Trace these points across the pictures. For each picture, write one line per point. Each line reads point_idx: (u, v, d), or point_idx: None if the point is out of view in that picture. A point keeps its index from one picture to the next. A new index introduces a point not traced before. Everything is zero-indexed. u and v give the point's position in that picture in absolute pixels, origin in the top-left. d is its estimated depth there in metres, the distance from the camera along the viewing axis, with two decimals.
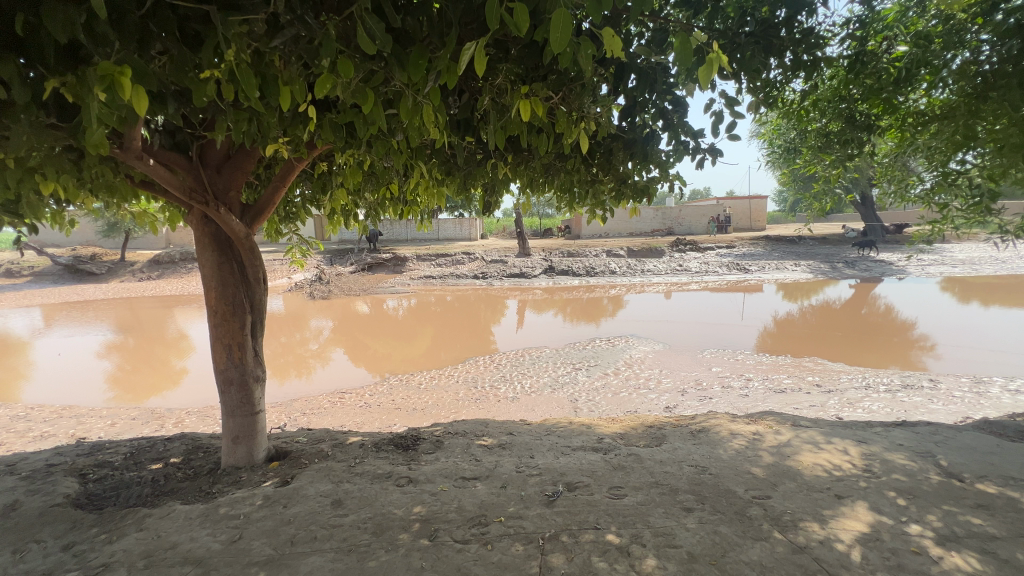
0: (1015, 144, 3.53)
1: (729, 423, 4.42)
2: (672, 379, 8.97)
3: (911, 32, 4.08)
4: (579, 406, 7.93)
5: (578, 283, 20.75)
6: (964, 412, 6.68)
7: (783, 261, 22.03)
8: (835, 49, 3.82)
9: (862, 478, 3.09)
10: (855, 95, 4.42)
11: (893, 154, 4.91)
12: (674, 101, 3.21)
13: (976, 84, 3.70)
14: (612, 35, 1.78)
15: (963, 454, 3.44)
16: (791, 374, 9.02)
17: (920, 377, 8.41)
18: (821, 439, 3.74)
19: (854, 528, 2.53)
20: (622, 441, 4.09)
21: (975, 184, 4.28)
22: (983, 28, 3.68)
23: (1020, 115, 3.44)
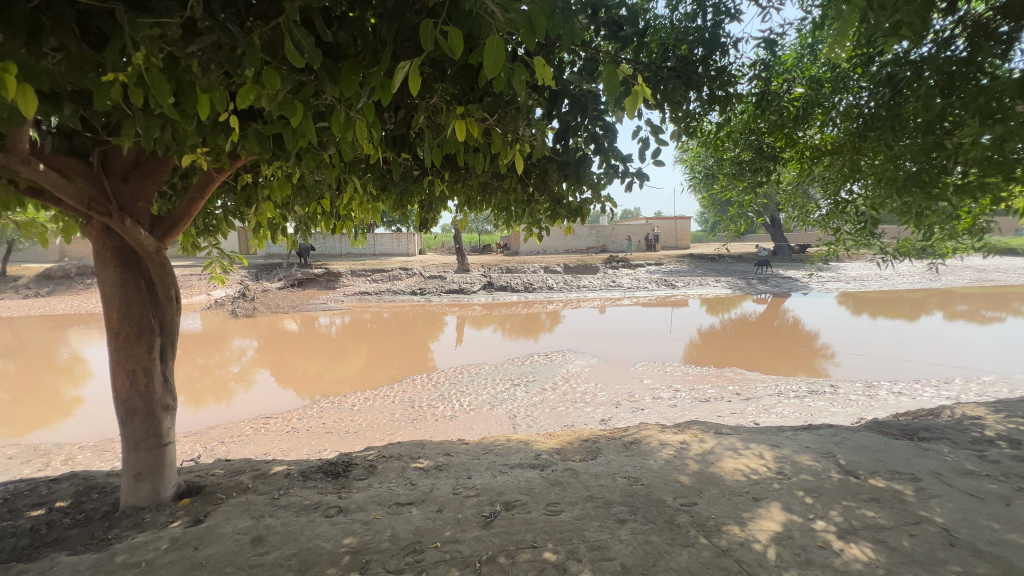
0: (891, 179, 4.09)
1: (659, 433, 4.62)
2: (607, 393, 9.24)
3: (806, 76, 4.64)
4: (517, 422, 7.94)
5: (516, 299, 20.96)
6: (859, 414, 7.46)
7: (706, 278, 23.65)
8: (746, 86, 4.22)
9: (775, 480, 3.33)
10: (764, 128, 4.89)
11: (795, 183, 5.48)
12: (605, 127, 3.38)
13: (858, 124, 4.29)
14: (543, 64, 1.85)
15: (858, 452, 3.83)
16: (714, 384, 9.62)
17: (822, 383, 9.29)
18: (740, 445, 4.02)
19: (769, 528, 2.72)
20: (558, 456, 4.14)
21: (860, 212, 4.87)
22: (862, 77, 4.29)
23: (893, 153, 3.98)
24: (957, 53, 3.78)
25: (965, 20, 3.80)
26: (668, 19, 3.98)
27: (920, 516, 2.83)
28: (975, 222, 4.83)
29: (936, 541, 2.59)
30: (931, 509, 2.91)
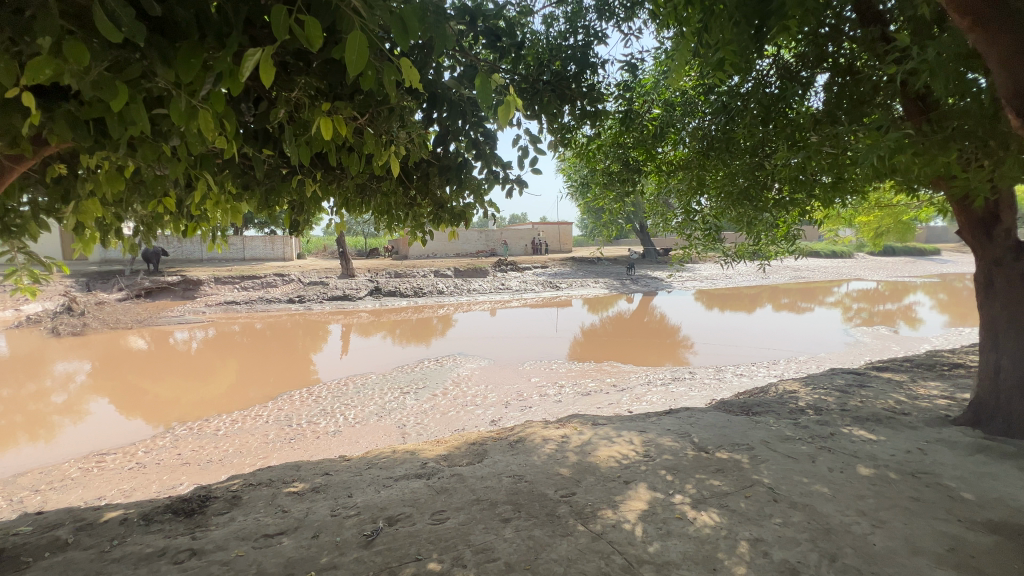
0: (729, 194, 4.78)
1: (542, 429, 4.82)
2: (497, 394, 9.40)
3: (662, 99, 5.22)
4: (407, 431, 7.71)
5: (406, 304, 20.37)
6: (710, 395, 8.59)
7: (586, 279, 25.37)
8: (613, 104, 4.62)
9: (642, 463, 3.68)
10: (630, 143, 5.41)
11: (655, 194, 6.13)
12: (485, 133, 3.44)
13: (703, 144, 4.95)
14: (411, 67, 1.81)
15: (707, 430, 4.39)
16: (594, 378, 10.35)
17: (682, 371, 10.51)
18: (614, 434, 4.36)
19: (637, 508, 2.99)
20: (445, 463, 4.10)
21: (705, 220, 5.61)
22: (704, 104, 4.96)
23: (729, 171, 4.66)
24: (772, 89, 4.57)
25: (779, 63, 4.59)
26: (543, 36, 4.19)
27: (753, 479, 3.33)
28: (789, 230, 5.85)
29: (764, 499, 3.07)
30: (761, 472, 3.45)
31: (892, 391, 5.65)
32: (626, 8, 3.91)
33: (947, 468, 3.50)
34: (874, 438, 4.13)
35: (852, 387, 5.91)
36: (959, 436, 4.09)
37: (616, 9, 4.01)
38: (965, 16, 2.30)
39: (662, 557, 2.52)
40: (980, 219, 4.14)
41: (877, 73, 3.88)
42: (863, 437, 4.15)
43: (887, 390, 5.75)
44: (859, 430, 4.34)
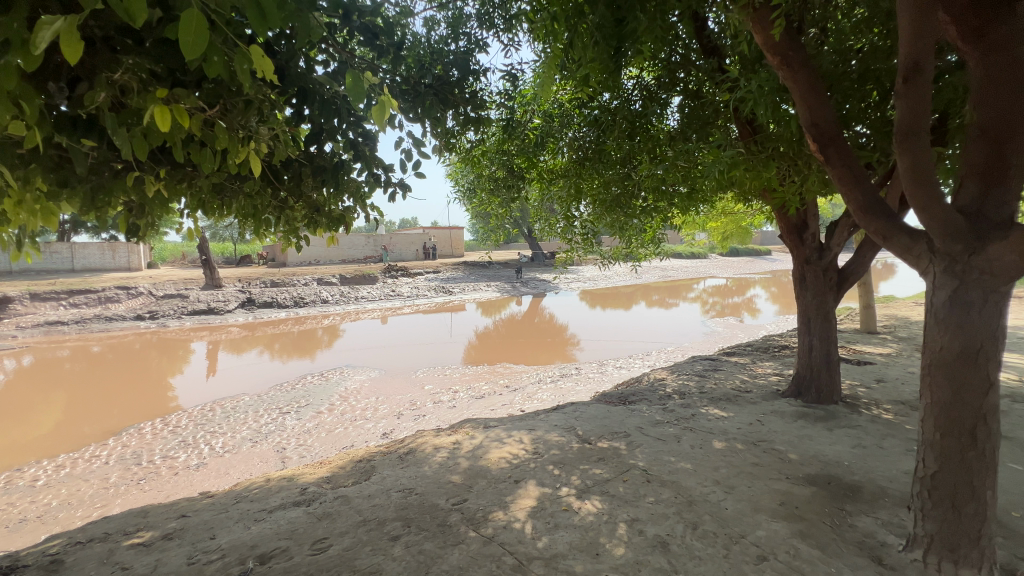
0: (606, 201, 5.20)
1: (434, 438, 4.72)
2: (389, 405, 9.02)
3: (542, 110, 5.48)
4: (287, 455, 7.04)
5: (285, 315, 18.64)
6: (595, 388, 9.20)
7: (479, 283, 25.60)
8: (496, 111, 4.72)
9: (531, 460, 3.79)
10: (513, 150, 5.57)
11: (538, 200, 6.39)
12: (364, 134, 3.28)
13: (581, 154, 5.29)
14: (264, 56, 1.63)
15: (590, 422, 4.68)
16: (488, 380, 10.45)
17: (570, 367, 11.10)
18: (505, 435, 4.44)
19: (526, 506, 3.06)
20: (329, 485, 3.81)
21: (583, 226, 5.97)
22: (580, 117, 5.31)
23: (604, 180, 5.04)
24: (636, 107, 5.04)
25: (641, 84, 5.09)
26: (424, 39, 4.13)
27: (630, 464, 3.63)
28: (656, 234, 6.50)
29: (639, 481, 3.35)
30: (636, 456, 3.76)
31: (738, 372, 6.58)
32: (504, 19, 4.02)
33: (779, 435, 4.16)
34: (726, 415, 4.76)
35: (709, 371, 6.77)
36: (786, 407, 4.89)
37: (496, 19, 4.11)
38: (774, 55, 2.76)
39: (550, 551, 2.61)
40: (794, 225, 4.99)
41: (717, 98, 4.49)
42: (717, 415, 4.76)
43: (734, 371, 6.68)
44: (714, 409, 4.97)
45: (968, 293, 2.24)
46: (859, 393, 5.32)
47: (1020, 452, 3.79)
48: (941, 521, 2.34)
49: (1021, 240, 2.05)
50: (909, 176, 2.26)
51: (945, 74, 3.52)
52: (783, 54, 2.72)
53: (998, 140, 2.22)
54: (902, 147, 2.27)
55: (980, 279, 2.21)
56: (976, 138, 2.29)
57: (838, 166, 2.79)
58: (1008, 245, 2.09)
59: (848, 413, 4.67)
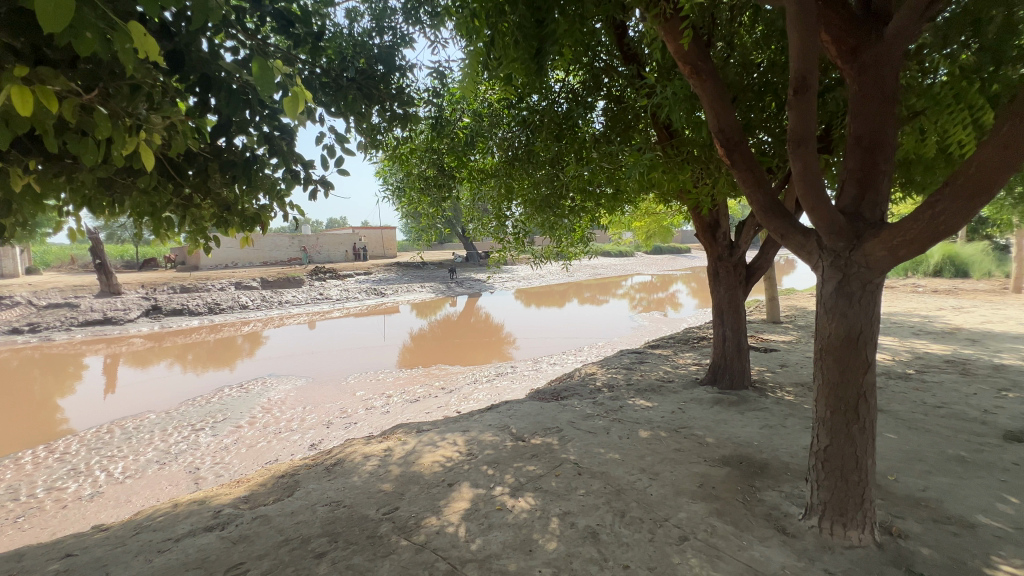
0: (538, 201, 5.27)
1: (364, 446, 4.54)
2: (317, 414, 8.56)
3: (472, 109, 5.48)
4: (201, 476, 6.45)
5: (197, 323, 17.09)
6: (530, 385, 9.32)
7: (412, 284, 25.04)
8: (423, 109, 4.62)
9: (465, 462, 3.76)
10: (443, 149, 5.50)
11: (470, 200, 6.35)
12: (280, 128, 3.06)
13: (510, 154, 5.32)
14: (147, 35, 1.45)
15: (524, 419, 4.73)
16: (423, 383, 10.24)
17: (505, 365, 11.18)
18: (438, 438, 4.37)
19: (460, 509, 3.03)
20: (247, 505, 3.53)
21: (515, 226, 6.02)
22: (509, 117, 5.34)
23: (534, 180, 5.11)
24: (562, 109, 5.17)
25: (567, 87, 5.22)
26: (347, 32, 3.97)
27: (562, 458, 3.71)
28: (584, 234, 6.69)
29: (571, 474, 3.43)
30: (568, 450, 3.85)
31: (661, 364, 6.97)
32: (430, 15, 3.94)
33: (697, 421, 4.45)
34: (650, 405, 5.01)
35: (635, 364, 7.10)
36: (704, 394, 5.24)
37: (422, 15, 4.02)
38: (685, 64, 2.93)
39: (484, 552, 2.59)
40: (708, 224, 5.35)
41: (637, 104, 4.74)
42: (642, 405, 5.00)
43: (658, 363, 7.07)
44: (640, 399, 5.22)
45: (850, 284, 2.51)
46: (765, 378, 5.82)
47: (894, 423, 4.33)
48: (832, 489, 2.62)
49: (889, 237, 2.33)
50: (800, 179, 2.49)
51: (828, 90, 3.95)
52: (693, 64, 2.89)
53: (870, 149, 2.50)
54: (794, 153, 2.50)
55: (859, 272, 2.48)
56: (853, 147, 2.57)
57: (742, 169, 3.01)
58: (880, 241, 2.37)
59: (757, 396, 5.10)
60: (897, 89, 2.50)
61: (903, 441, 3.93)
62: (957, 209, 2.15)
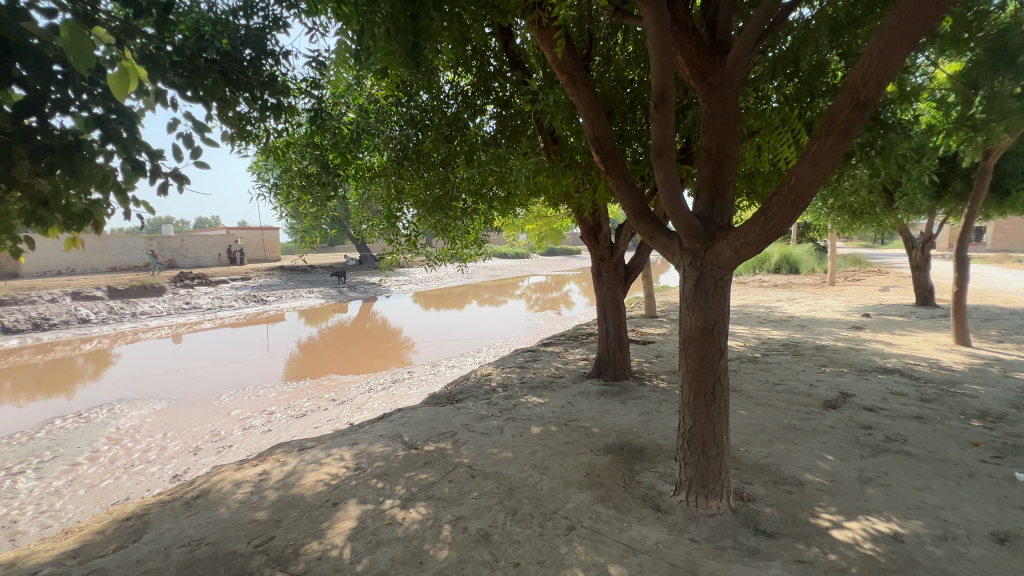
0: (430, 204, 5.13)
1: (235, 472, 4.05)
2: (181, 441, 7.46)
3: (356, 103, 5.19)
4: (18, 531, 5.24)
5: (15, 342, 13.95)
6: (428, 390, 9.10)
7: (299, 289, 23.12)
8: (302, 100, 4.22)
9: (353, 478, 3.53)
10: (326, 144, 5.12)
11: (358, 199, 5.97)
12: (116, 108, 2.14)
13: (398, 151, 5.09)
14: None
15: (418, 426, 4.59)
16: (311, 396, 9.46)
17: (402, 371, 10.82)
18: (323, 455, 4.06)
19: (345, 529, 2.83)
20: (78, 559, 2.93)
21: (406, 227, 5.81)
22: (398, 114, 5.14)
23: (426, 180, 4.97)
24: (452, 111, 5.13)
25: (458, 89, 5.19)
26: (207, 11, 3.51)
27: (455, 463, 3.66)
28: (478, 236, 6.69)
29: (464, 478, 3.40)
30: (461, 454, 3.82)
31: (553, 361, 7.26)
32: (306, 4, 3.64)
33: (584, 413, 4.70)
34: (542, 401, 5.18)
35: (529, 363, 7.31)
36: (591, 387, 5.56)
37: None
38: (563, 73, 3.10)
39: (371, 572, 2.44)
40: (591, 227, 5.70)
41: (523, 109, 4.87)
42: (534, 402, 5.15)
43: (550, 360, 7.36)
44: (532, 397, 5.37)
45: (705, 281, 2.82)
46: (644, 369, 6.35)
47: (745, 401, 4.99)
48: (696, 465, 2.91)
49: (734, 240, 2.66)
50: (664, 186, 2.74)
51: (685, 108, 4.44)
52: (568, 73, 3.07)
53: (718, 162, 2.83)
54: (657, 162, 2.74)
55: (712, 271, 2.79)
56: (706, 160, 2.88)
57: (616, 175, 3.22)
58: (728, 243, 2.69)
59: (636, 386, 5.54)
60: (738, 110, 2.86)
61: (752, 416, 4.55)
62: (783, 216, 2.52)
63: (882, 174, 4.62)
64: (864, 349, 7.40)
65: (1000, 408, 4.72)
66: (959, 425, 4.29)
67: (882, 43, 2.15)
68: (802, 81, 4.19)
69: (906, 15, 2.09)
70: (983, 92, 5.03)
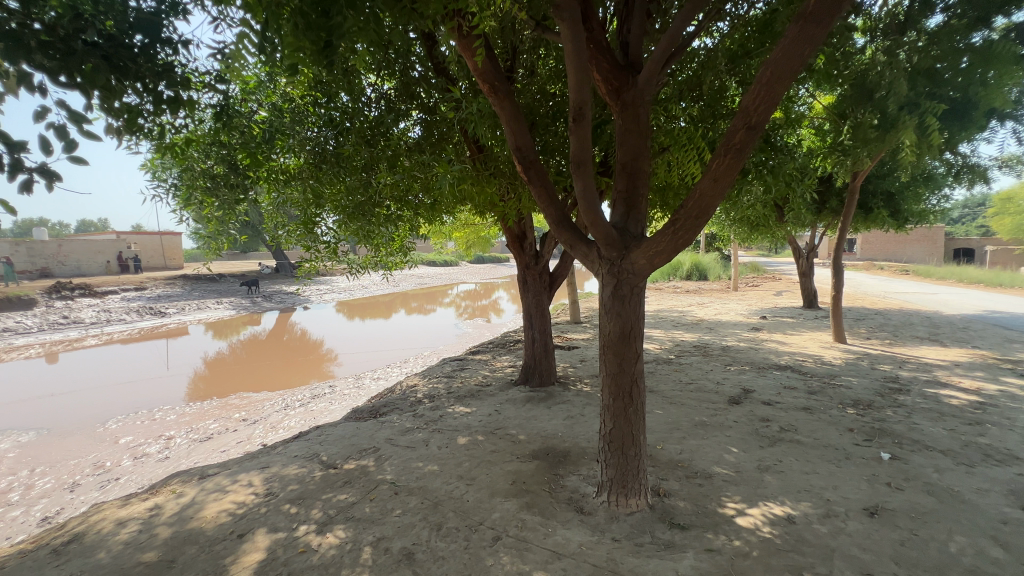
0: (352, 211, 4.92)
1: (120, 509, 3.56)
2: (54, 477, 6.45)
3: (269, 101, 4.87)
4: None
5: None
6: (350, 404, 8.65)
7: (204, 300, 21.08)
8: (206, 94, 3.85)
9: (262, 504, 3.25)
10: (234, 143, 4.68)
11: (272, 203, 5.56)
12: None
13: (315, 153, 4.81)
14: None
15: (337, 444, 4.34)
16: (217, 417, 8.61)
17: (323, 385, 10.21)
18: (227, 482, 3.70)
19: (252, 562, 2.59)
20: None
21: (326, 233, 5.51)
22: (315, 115, 4.89)
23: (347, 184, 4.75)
24: (374, 115, 4.99)
25: (380, 93, 5.08)
26: None
27: (378, 480, 3.50)
28: (404, 243, 6.50)
29: (387, 496, 3.26)
30: (384, 471, 3.66)
31: (480, 369, 7.23)
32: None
33: (511, 420, 4.72)
34: (469, 410, 5.13)
35: (456, 372, 7.22)
36: (518, 394, 5.60)
37: None
38: (484, 82, 3.12)
39: None
40: (517, 235, 5.77)
41: (447, 117, 4.86)
42: (461, 412, 5.08)
43: (478, 368, 7.32)
44: (459, 406, 5.30)
45: (622, 289, 2.95)
46: (569, 374, 6.51)
47: (661, 401, 5.29)
48: (616, 466, 3.02)
49: (648, 249, 2.81)
50: (582, 197, 2.83)
51: (603, 123, 4.66)
52: (490, 83, 3.09)
53: (632, 175, 2.99)
54: (576, 173, 2.83)
55: (629, 278, 2.93)
56: (622, 173, 3.03)
57: (538, 186, 3.28)
58: (642, 252, 2.84)
59: (561, 391, 5.67)
60: (650, 127, 3.04)
61: (667, 414, 4.83)
62: (690, 227, 2.70)
63: (772, 190, 5.14)
64: (762, 348, 8.18)
65: (869, 396, 5.42)
66: (838, 413, 4.86)
67: (768, 73, 2.38)
68: (705, 103, 4.57)
69: (786, 49, 2.33)
70: (850, 122, 5.81)
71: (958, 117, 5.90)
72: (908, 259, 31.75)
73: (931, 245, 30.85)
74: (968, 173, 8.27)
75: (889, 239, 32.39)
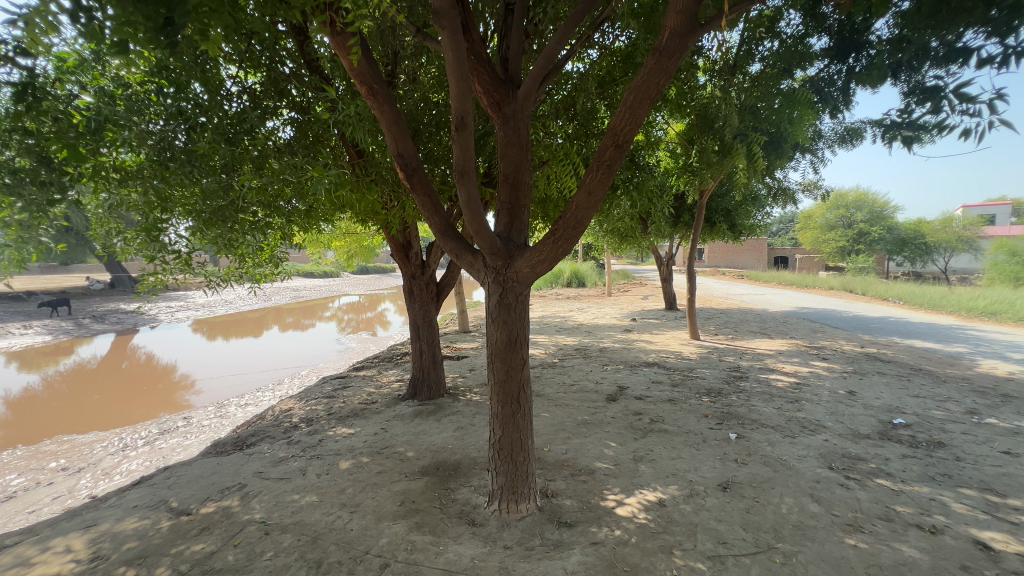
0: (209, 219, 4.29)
1: None
2: None
3: (96, 86, 4.10)
4: None
5: None
6: (211, 436, 7.55)
7: (4, 325, 16.88)
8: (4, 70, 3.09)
9: (87, 572, 2.66)
10: (44, 132, 3.79)
11: (101, 206, 4.64)
12: None
13: (160, 151, 4.13)
14: None
15: (190, 486, 3.74)
16: (24, 469, 6.88)
17: (174, 418, 8.77)
18: (34, 552, 2.95)
19: None
20: None
21: (176, 242, 4.75)
22: (159, 106, 4.21)
23: (202, 186, 4.15)
24: (236, 110, 4.45)
25: (243, 87, 4.58)
26: None
27: (243, 521, 3.09)
28: (275, 253, 5.87)
29: (255, 538, 2.88)
30: (252, 510, 3.24)
31: (365, 386, 6.83)
32: None
33: (399, 437, 4.51)
34: (352, 432, 4.80)
35: (338, 390, 6.72)
36: (406, 409, 5.39)
37: None
38: (361, 83, 2.96)
39: None
40: (401, 244, 5.59)
41: (323, 118, 4.53)
42: (344, 434, 4.73)
43: (362, 386, 6.89)
44: (341, 428, 4.92)
45: (507, 297, 3.00)
46: (459, 384, 6.45)
47: (547, 404, 5.50)
48: (506, 474, 3.05)
49: (531, 258, 2.90)
50: (467, 206, 2.83)
51: (486, 136, 4.73)
52: (368, 84, 2.94)
53: (514, 186, 3.07)
54: (459, 182, 2.82)
55: (513, 286, 3.00)
56: (504, 184, 3.09)
57: (421, 193, 3.20)
58: (525, 261, 2.92)
59: (451, 402, 5.60)
60: (530, 141, 3.15)
61: (553, 416, 5.03)
62: (569, 237, 2.85)
63: (638, 205, 5.72)
64: (635, 348, 8.97)
65: (719, 385, 6.25)
66: (696, 402, 5.51)
67: (631, 97, 2.62)
68: (579, 122, 4.88)
69: (646, 77, 2.59)
70: (697, 147, 6.70)
71: (775, 148, 7.09)
72: (743, 266, 37.59)
73: (758, 253, 37.01)
74: (782, 195, 10.27)
75: (728, 248, 37.95)
